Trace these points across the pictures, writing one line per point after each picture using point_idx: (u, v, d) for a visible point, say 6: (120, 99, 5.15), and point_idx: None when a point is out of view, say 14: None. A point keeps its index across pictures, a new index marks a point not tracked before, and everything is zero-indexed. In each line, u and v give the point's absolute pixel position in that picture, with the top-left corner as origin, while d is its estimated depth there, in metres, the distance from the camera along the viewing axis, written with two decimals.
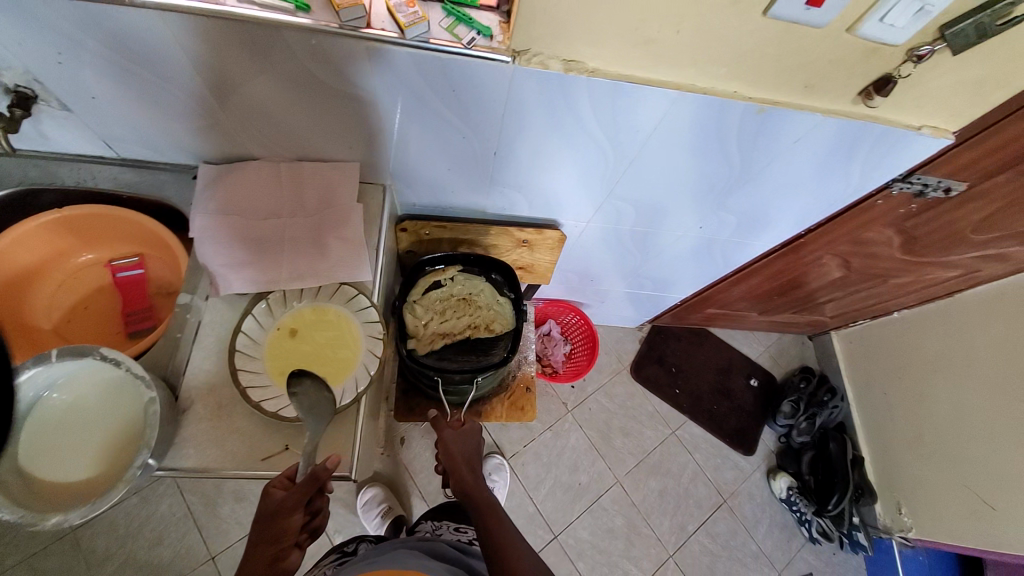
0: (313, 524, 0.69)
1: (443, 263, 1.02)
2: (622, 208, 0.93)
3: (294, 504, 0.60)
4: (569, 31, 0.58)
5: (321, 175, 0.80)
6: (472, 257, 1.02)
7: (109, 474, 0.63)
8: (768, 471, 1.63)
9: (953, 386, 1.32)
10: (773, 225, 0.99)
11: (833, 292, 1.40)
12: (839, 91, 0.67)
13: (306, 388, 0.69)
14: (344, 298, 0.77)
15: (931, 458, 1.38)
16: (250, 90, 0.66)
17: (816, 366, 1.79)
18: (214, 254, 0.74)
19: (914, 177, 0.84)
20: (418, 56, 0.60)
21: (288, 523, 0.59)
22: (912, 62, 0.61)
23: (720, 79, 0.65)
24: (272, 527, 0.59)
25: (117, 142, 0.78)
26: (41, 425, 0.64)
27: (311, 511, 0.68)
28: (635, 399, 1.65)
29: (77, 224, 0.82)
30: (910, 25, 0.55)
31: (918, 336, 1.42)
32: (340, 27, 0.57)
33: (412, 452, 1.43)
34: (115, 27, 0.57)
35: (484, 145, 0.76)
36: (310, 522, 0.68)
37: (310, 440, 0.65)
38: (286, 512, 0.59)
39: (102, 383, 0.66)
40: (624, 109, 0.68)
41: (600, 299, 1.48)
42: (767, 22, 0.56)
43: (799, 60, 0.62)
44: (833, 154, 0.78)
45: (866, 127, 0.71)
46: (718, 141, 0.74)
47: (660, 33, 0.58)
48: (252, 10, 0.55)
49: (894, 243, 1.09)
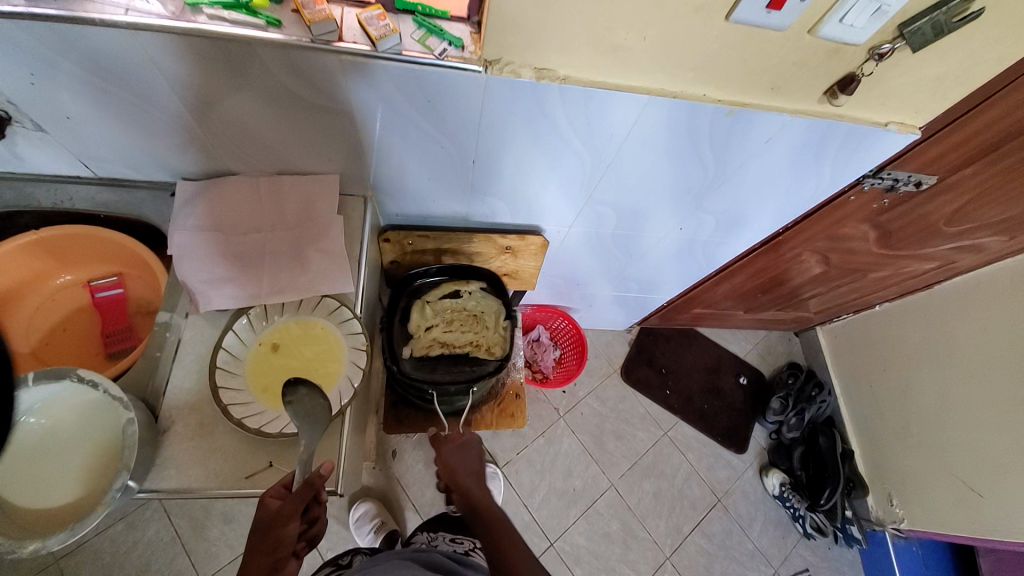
0: (311, 532, 0.68)
1: (465, 276, 1.05)
2: (603, 212, 0.94)
3: (291, 511, 0.59)
4: (540, 38, 0.58)
5: (301, 188, 0.80)
6: (482, 273, 1.04)
7: (88, 499, 0.61)
8: (761, 468, 1.64)
9: (936, 376, 1.35)
10: (752, 224, 1.01)
11: (816, 288, 1.42)
12: (806, 91, 0.69)
13: (300, 397, 0.68)
14: (327, 310, 0.77)
15: (918, 448, 1.40)
16: (225, 106, 0.66)
17: (803, 362, 1.81)
18: (192, 271, 0.74)
19: (884, 172, 0.86)
20: (391, 68, 0.60)
21: (284, 531, 0.58)
22: (874, 61, 0.63)
23: (690, 83, 0.66)
24: (269, 535, 0.58)
25: (93, 162, 0.77)
26: (26, 448, 0.63)
27: (306, 521, 0.66)
28: (627, 402, 1.65)
29: (53, 245, 0.81)
30: (868, 25, 0.57)
31: (900, 328, 1.45)
32: (311, 41, 0.57)
33: (404, 464, 1.41)
34: (87, 46, 0.57)
35: (462, 154, 0.77)
36: (306, 531, 0.67)
37: (307, 448, 0.64)
38: (282, 521, 0.58)
39: (83, 404, 0.65)
40: (598, 114, 0.69)
41: (588, 303, 1.49)
42: (730, 27, 0.58)
43: (764, 63, 0.63)
44: (805, 152, 0.79)
45: (834, 126, 0.73)
46: (692, 144, 0.76)
47: (628, 41, 0.59)
48: (223, 26, 0.55)
49: (871, 238, 1.12)
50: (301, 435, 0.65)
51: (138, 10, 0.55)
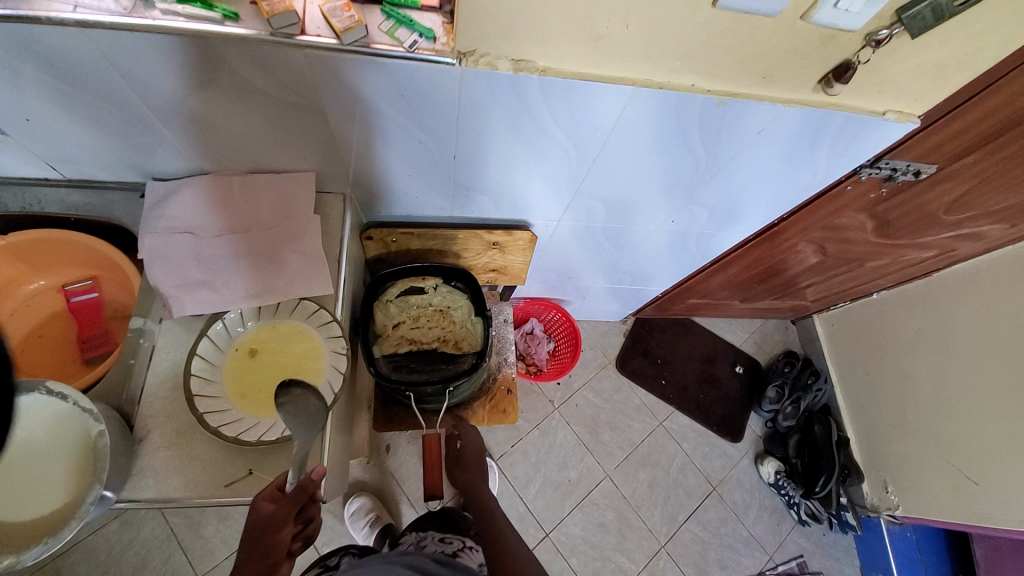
0: (307, 530, 0.67)
1: (425, 272, 0.97)
2: (591, 206, 0.92)
3: (285, 516, 0.59)
4: (514, 28, 0.55)
5: (276, 187, 0.77)
6: (446, 267, 0.97)
7: (58, 513, 0.60)
8: (756, 456, 1.64)
9: (932, 364, 1.34)
10: (746, 216, 0.98)
11: (813, 277, 1.39)
12: (799, 80, 0.65)
13: (294, 397, 0.66)
14: (305, 313, 0.75)
15: (914, 436, 1.40)
16: (190, 105, 0.63)
17: (800, 351, 1.80)
18: (164, 275, 0.71)
19: (882, 162, 0.83)
20: (360, 61, 0.56)
21: (279, 535, 0.59)
22: (871, 47, 0.60)
23: (677, 73, 0.63)
24: (264, 539, 0.58)
25: (60, 163, 0.74)
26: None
27: (303, 520, 0.65)
28: (621, 392, 1.65)
29: (24, 251, 0.77)
30: (865, 9, 0.54)
31: (897, 316, 1.43)
32: (271, 35, 0.53)
33: (398, 458, 1.42)
34: (36, 45, 0.54)
35: (443, 150, 0.74)
36: (303, 530, 0.66)
37: (301, 447, 0.62)
38: (275, 527, 0.58)
39: (47, 418, 0.63)
40: (581, 107, 0.66)
41: (581, 295, 1.46)
42: (718, 13, 0.54)
43: (755, 51, 0.60)
44: (799, 144, 0.76)
45: (829, 116, 0.70)
46: (681, 134, 0.72)
47: (609, 28, 0.56)
48: (176, 21, 0.52)
49: (868, 227, 1.09)
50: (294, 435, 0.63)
51: (86, 5, 0.51)
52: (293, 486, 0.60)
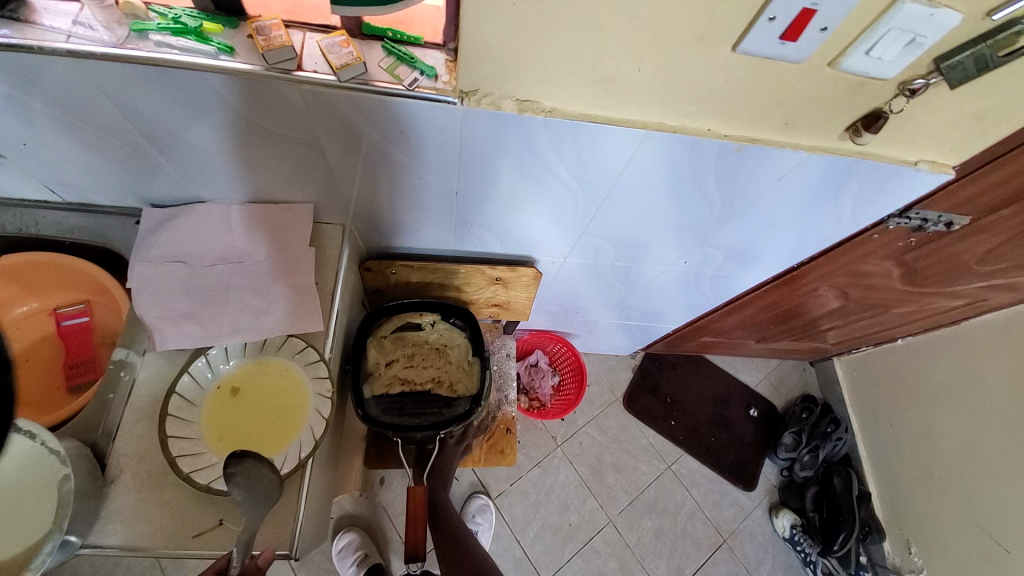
0: None
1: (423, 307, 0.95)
2: (599, 245, 0.88)
3: None
4: (520, 69, 0.52)
5: (273, 218, 0.75)
6: (444, 304, 0.95)
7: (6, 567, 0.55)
8: (770, 508, 1.55)
9: (961, 419, 1.25)
10: (764, 259, 0.93)
11: (835, 321, 1.32)
12: (824, 127, 0.61)
13: (247, 469, 0.60)
14: (292, 350, 0.71)
15: (940, 494, 1.30)
16: (187, 136, 0.61)
17: (818, 395, 1.71)
18: (151, 306, 0.68)
19: (912, 212, 0.78)
20: (357, 98, 0.54)
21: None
22: (904, 96, 0.55)
23: (692, 117, 0.59)
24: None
25: (58, 186, 0.73)
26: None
27: None
28: (628, 432, 1.57)
29: (16, 273, 0.76)
30: (899, 58, 0.50)
31: (923, 365, 1.35)
32: (267, 69, 0.52)
33: (391, 493, 1.36)
34: (30, 74, 0.52)
35: (444, 185, 0.71)
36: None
37: (248, 527, 0.57)
38: None
39: (8, 459, 0.58)
40: (588, 149, 0.62)
41: (589, 330, 1.41)
42: (739, 58, 0.51)
43: (777, 97, 0.56)
44: (822, 191, 0.72)
45: (856, 163, 0.66)
46: (696, 179, 0.69)
47: (621, 71, 0.53)
48: (171, 54, 0.50)
49: (894, 275, 1.03)
50: (244, 513, 0.58)
51: (79, 36, 0.51)
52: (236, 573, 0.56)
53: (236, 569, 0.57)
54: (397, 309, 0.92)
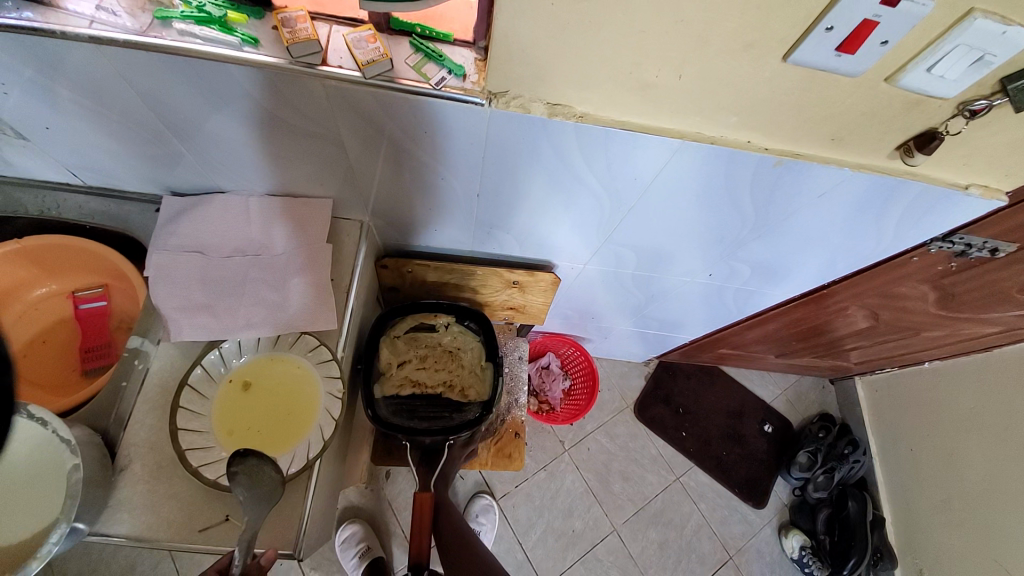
0: None
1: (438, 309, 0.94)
2: (621, 253, 0.85)
3: None
4: (553, 71, 0.50)
5: (291, 212, 0.74)
6: (460, 307, 0.93)
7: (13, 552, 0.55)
8: (780, 527, 1.51)
9: (986, 450, 1.20)
10: (793, 276, 0.89)
11: (860, 340, 1.28)
12: (872, 144, 0.57)
13: (249, 468, 0.60)
14: (304, 348, 0.70)
15: (959, 525, 1.26)
16: (207, 126, 0.60)
17: (837, 415, 1.66)
18: (167, 296, 0.68)
19: (955, 237, 0.73)
20: (382, 95, 0.52)
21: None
22: (963, 117, 0.51)
23: (731, 128, 0.56)
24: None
25: (81, 170, 0.73)
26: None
27: None
28: (637, 440, 1.55)
29: (37, 255, 0.76)
30: (964, 77, 0.46)
31: (950, 391, 1.29)
32: (290, 62, 0.50)
33: (396, 487, 1.37)
34: (53, 58, 0.52)
35: (466, 187, 0.69)
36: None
37: (249, 526, 0.56)
38: None
39: (20, 444, 0.58)
40: (618, 156, 0.60)
41: (604, 336, 1.39)
42: (787, 69, 0.48)
43: (825, 111, 0.53)
44: (862, 211, 0.68)
45: (903, 185, 0.62)
46: (730, 192, 0.66)
47: (659, 78, 0.50)
48: (194, 43, 0.49)
49: (929, 299, 0.98)
50: (245, 513, 0.58)
51: (102, 22, 0.49)
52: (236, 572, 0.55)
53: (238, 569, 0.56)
54: (412, 309, 0.91)
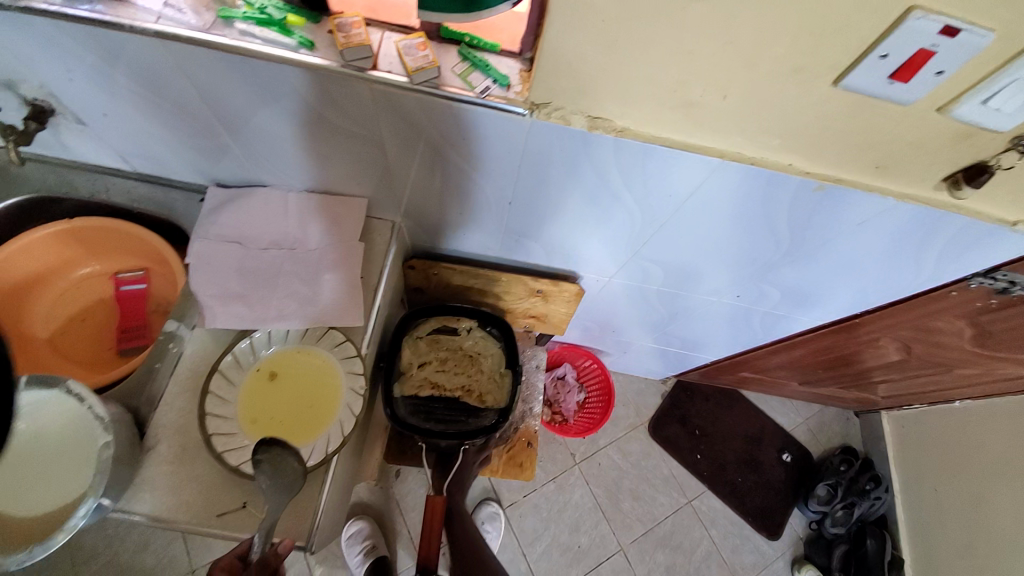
0: None
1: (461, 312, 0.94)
2: (648, 268, 0.85)
3: None
4: (596, 86, 0.50)
5: (325, 208, 0.76)
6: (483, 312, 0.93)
7: (47, 520, 0.57)
8: (794, 561, 1.46)
9: (1015, 496, 1.14)
10: (823, 303, 0.87)
11: (889, 374, 1.23)
12: (918, 174, 0.56)
13: (273, 456, 0.61)
14: (331, 343, 0.71)
15: (981, 574, 1.20)
16: (254, 120, 0.63)
17: (860, 449, 1.60)
18: (204, 282, 0.70)
19: (999, 273, 0.70)
20: (428, 101, 0.54)
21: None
22: (1018, 151, 0.50)
23: (772, 150, 0.55)
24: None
25: (133, 157, 0.76)
26: (6, 452, 0.60)
27: None
28: (650, 459, 1.52)
29: (86, 236, 0.80)
30: (1021, 111, 0.45)
31: (981, 434, 1.23)
32: (342, 66, 0.52)
33: (405, 486, 1.38)
34: (118, 50, 0.55)
35: (498, 193, 0.69)
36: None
37: (269, 516, 0.57)
38: None
39: (60, 416, 0.60)
40: (655, 172, 0.60)
41: (622, 350, 1.37)
42: (835, 95, 0.47)
43: (871, 138, 0.52)
44: (903, 241, 0.66)
45: (947, 217, 0.60)
46: (766, 214, 0.65)
47: (703, 97, 0.50)
48: (255, 44, 0.51)
49: (966, 335, 0.94)
50: (266, 500, 0.58)
51: (169, 18, 0.52)
52: (254, 558, 0.56)
53: (257, 556, 0.57)
54: (435, 312, 0.92)
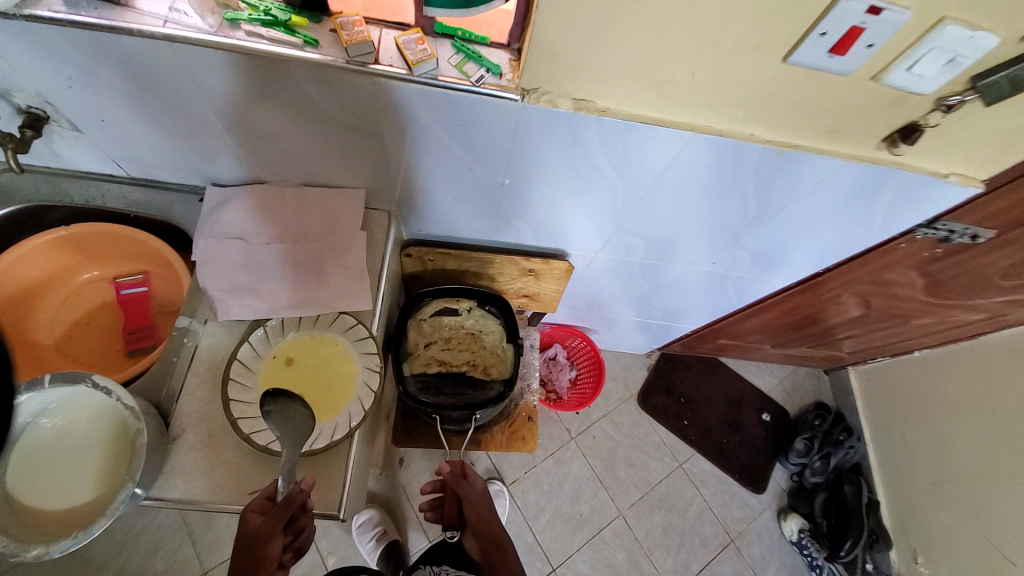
0: (298, 542, 0.67)
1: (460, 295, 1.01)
2: (631, 242, 0.91)
3: (271, 529, 0.61)
4: (580, 71, 0.56)
5: (325, 201, 0.79)
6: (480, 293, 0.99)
7: (85, 509, 0.59)
8: (779, 511, 1.57)
9: (974, 433, 1.26)
10: (789, 263, 0.96)
11: (852, 329, 1.34)
12: (863, 137, 0.64)
13: (281, 407, 0.68)
14: (342, 327, 0.75)
15: (949, 506, 1.33)
16: (255, 118, 0.66)
17: (831, 403, 1.73)
18: (214, 278, 0.73)
19: (939, 224, 0.80)
20: (427, 92, 0.58)
21: (265, 551, 0.60)
22: (940, 111, 0.58)
23: (737, 122, 0.62)
24: (252, 555, 0.60)
25: (126, 162, 0.77)
26: (24, 452, 0.61)
27: (294, 532, 0.65)
28: (641, 429, 1.60)
29: (85, 241, 0.81)
30: (941, 74, 0.52)
31: (939, 379, 1.36)
32: (347, 62, 0.56)
33: (410, 473, 1.42)
34: (122, 54, 0.57)
35: (491, 177, 0.74)
36: (293, 543, 0.67)
37: (288, 459, 0.63)
38: (262, 540, 0.60)
39: (91, 410, 0.63)
40: (635, 148, 0.66)
41: (609, 326, 1.44)
42: (787, 68, 0.54)
43: (821, 106, 0.59)
44: (855, 199, 0.75)
45: (889, 174, 0.68)
46: (735, 181, 0.72)
47: (675, 76, 0.56)
48: (261, 43, 0.55)
49: (917, 285, 1.04)
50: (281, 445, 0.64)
51: (176, 22, 0.55)
52: (281, 497, 0.62)
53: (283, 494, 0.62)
54: (435, 295, 0.99)
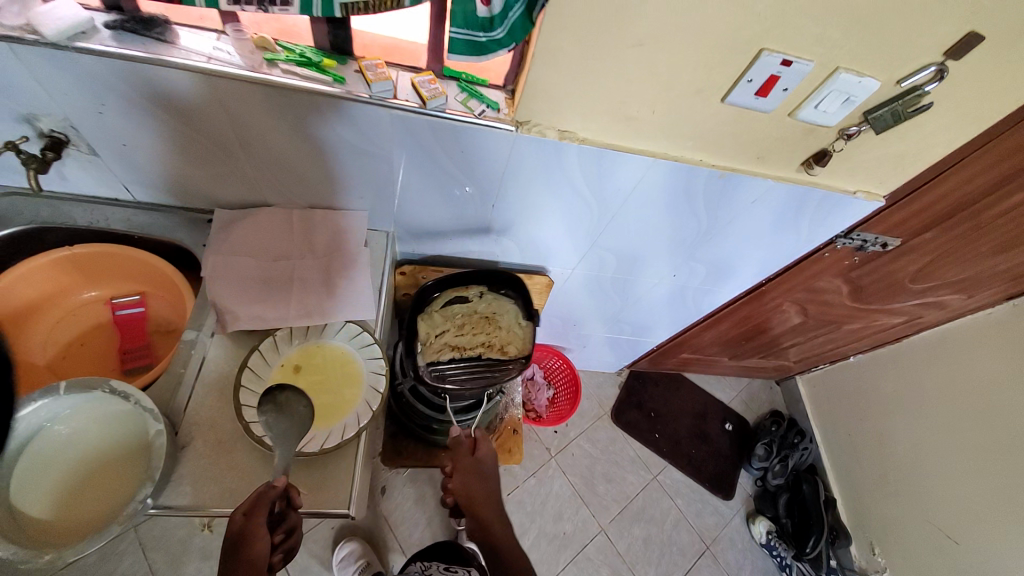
0: (289, 543, 0.67)
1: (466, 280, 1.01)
2: (604, 257, 1.03)
3: (256, 526, 0.60)
4: (564, 107, 0.68)
5: (330, 221, 0.86)
6: (488, 274, 1.00)
7: (103, 513, 0.61)
8: (747, 515, 1.66)
9: (908, 425, 1.43)
10: (738, 273, 1.10)
11: (795, 338, 1.51)
12: (787, 161, 0.80)
13: (279, 401, 0.71)
14: (348, 335, 0.81)
15: (895, 496, 1.47)
16: (275, 144, 0.73)
17: (784, 411, 1.88)
18: (225, 292, 0.78)
19: (855, 233, 0.97)
20: (435, 122, 0.69)
21: (254, 549, 0.59)
22: (843, 139, 0.74)
23: (689, 149, 0.76)
24: (239, 556, 0.59)
25: (136, 186, 0.81)
26: (39, 460, 0.63)
27: (283, 530, 0.65)
28: (616, 443, 1.68)
29: (85, 262, 0.84)
30: (839, 111, 0.69)
31: (874, 378, 1.54)
32: (369, 96, 0.65)
33: (392, 501, 1.41)
34: (162, 85, 0.64)
35: (484, 198, 0.85)
36: (284, 543, 0.66)
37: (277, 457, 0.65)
38: (250, 538, 0.59)
39: (107, 416, 0.66)
40: (607, 172, 0.79)
41: (582, 344, 1.54)
42: (726, 107, 0.69)
43: (753, 137, 0.75)
44: (785, 213, 0.90)
45: (810, 191, 0.84)
46: (689, 199, 0.85)
47: (639, 112, 0.69)
48: (295, 79, 0.64)
49: (844, 292, 1.22)
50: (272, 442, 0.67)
51: (218, 59, 0.63)
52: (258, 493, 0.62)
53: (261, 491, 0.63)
54: (438, 286, 0.98)
